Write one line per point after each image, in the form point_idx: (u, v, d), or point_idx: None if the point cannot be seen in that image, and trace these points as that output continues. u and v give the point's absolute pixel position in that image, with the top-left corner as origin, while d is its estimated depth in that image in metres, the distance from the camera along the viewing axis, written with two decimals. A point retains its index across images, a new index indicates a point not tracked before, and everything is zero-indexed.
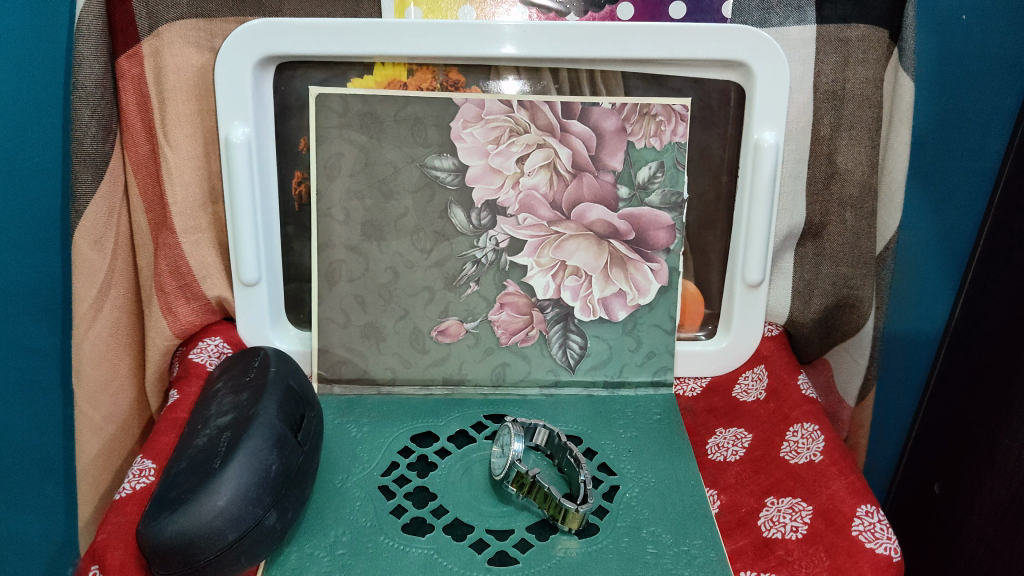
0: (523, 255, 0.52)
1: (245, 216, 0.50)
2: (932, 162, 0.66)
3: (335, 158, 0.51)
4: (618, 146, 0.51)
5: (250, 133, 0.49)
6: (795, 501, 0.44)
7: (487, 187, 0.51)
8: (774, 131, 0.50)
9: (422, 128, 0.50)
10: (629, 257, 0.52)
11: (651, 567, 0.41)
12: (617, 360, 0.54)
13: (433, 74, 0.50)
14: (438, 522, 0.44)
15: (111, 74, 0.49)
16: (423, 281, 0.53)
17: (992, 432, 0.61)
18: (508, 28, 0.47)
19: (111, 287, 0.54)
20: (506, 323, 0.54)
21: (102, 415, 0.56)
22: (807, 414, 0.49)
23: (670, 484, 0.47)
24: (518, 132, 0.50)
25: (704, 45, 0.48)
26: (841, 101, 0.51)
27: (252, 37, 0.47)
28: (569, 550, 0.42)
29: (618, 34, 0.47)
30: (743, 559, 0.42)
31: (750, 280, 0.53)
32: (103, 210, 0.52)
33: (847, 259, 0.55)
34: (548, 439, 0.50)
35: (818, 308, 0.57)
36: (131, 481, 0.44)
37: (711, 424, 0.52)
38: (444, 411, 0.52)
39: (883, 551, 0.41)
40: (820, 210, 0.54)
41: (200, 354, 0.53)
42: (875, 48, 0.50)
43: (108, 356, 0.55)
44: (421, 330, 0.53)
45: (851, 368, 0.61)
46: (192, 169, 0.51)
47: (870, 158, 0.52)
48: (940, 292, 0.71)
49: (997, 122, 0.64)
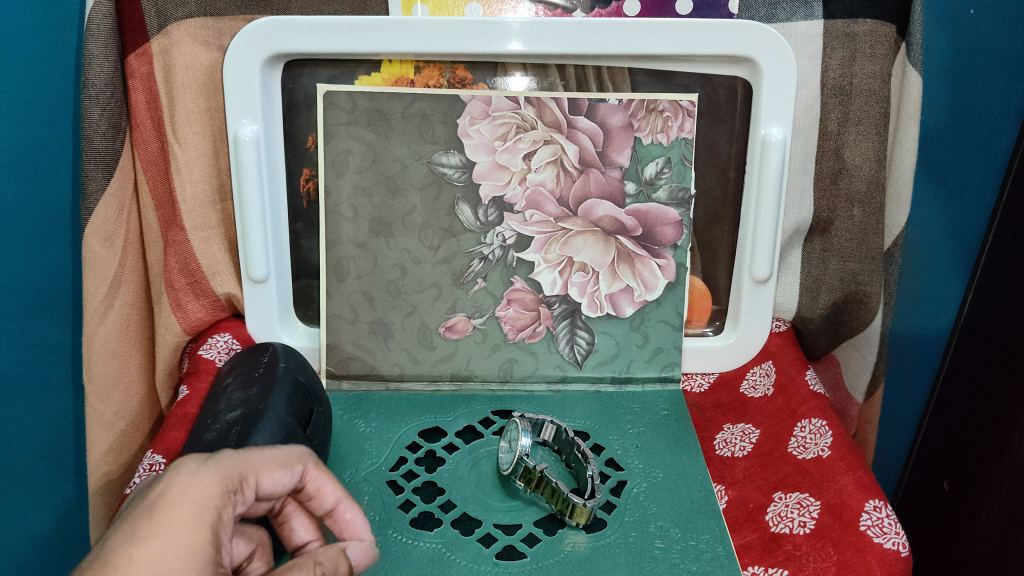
0: (530, 252, 0.52)
1: (254, 212, 0.51)
2: (940, 158, 0.66)
3: (343, 155, 0.51)
4: (625, 142, 0.51)
5: (258, 130, 0.49)
6: (802, 496, 0.44)
7: (494, 183, 0.51)
8: (781, 126, 0.50)
9: (429, 124, 0.50)
10: (637, 253, 0.52)
11: (659, 562, 0.41)
12: (625, 356, 0.55)
13: (440, 72, 0.50)
14: (446, 516, 0.44)
15: (121, 72, 0.50)
16: (432, 277, 0.53)
17: (999, 429, 0.62)
18: (515, 25, 0.47)
19: (122, 283, 0.54)
20: (514, 319, 0.54)
21: (112, 411, 0.56)
22: (815, 409, 0.50)
23: (678, 479, 0.47)
24: (524, 129, 0.50)
25: (711, 41, 0.48)
26: (848, 97, 0.51)
27: (261, 36, 0.47)
28: (577, 544, 0.42)
29: (625, 30, 0.47)
30: (750, 554, 0.42)
31: (758, 276, 0.53)
32: (113, 207, 0.52)
33: (855, 254, 0.54)
34: (556, 434, 0.50)
35: (825, 304, 0.56)
36: (142, 475, 0.45)
37: (718, 420, 0.52)
38: (451, 407, 0.52)
39: (891, 546, 0.41)
40: (828, 205, 0.53)
41: (209, 351, 0.54)
42: (882, 43, 0.49)
43: (119, 353, 0.55)
44: (429, 326, 0.54)
45: (859, 363, 0.61)
46: (202, 167, 0.52)
47: (877, 153, 0.52)
48: (948, 289, 0.70)
49: (1004, 118, 0.64)
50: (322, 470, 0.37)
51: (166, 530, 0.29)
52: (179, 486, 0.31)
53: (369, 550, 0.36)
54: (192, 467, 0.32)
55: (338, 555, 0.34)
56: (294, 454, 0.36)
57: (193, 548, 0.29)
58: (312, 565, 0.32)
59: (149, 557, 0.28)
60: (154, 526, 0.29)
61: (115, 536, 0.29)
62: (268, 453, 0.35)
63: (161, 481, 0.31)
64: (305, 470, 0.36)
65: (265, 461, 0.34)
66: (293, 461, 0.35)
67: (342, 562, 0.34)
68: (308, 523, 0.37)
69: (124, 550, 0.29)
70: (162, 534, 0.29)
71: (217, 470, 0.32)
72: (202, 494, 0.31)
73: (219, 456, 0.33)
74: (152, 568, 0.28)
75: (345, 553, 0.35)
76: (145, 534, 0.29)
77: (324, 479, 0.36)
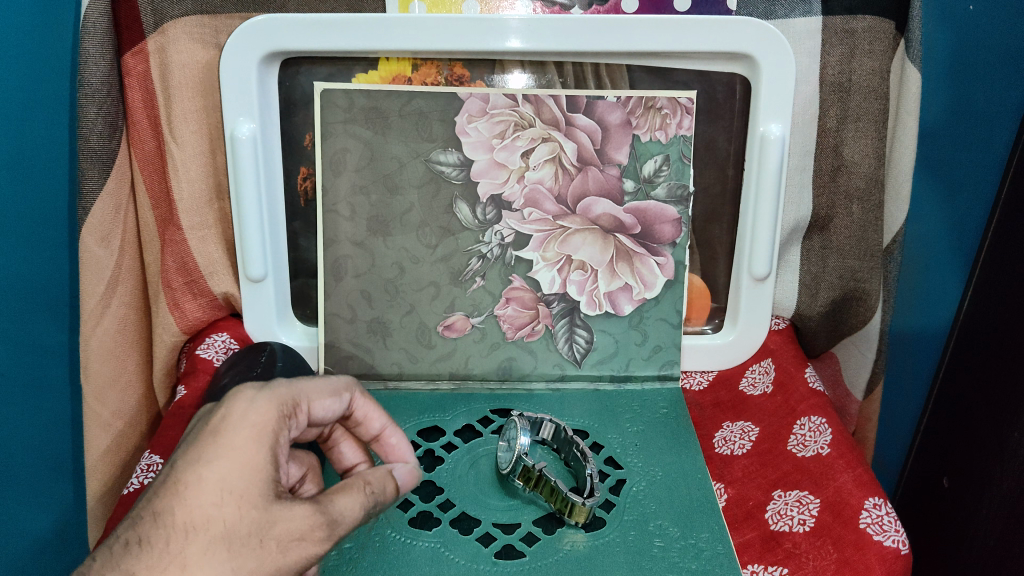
0: (528, 250, 0.52)
1: (251, 211, 0.50)
2: (939, 154, 0.66)
3: (340, 153, 0.51)
4: (623, 140, 0.50)
5: (255, 129, 0.49)
6: (802, 494, 0.44)
7: (491, 182, 0.51)
8: (780, 123, 0.49)
9: (427, 122, 0.50)
10: (635, 250, 0.52)
11: (658, 560, 0.41)
12: (624, 354, 0.54)
13: (437, 69, 0.50)
14: (445, 516, 0.44)
15: (117, 71, 0.50)
16: (429, 276, 0.53)
17: (1000, 426, 0.61)
18: (513, 22, 0.47)
19: (119, 283, 0.54)
20: (512, 318, 0.54)
21: (110, 411, 0.56)
22: (814, 407, 0.50)
23: (677, 477, 0.46)
24: (522, 126, 0.50)
25: (709, 37, 0.47)
26: (847, 93, 0.50)
27: (257, 34, 0.47)
28: (576, 543, 0.42)
29: (623, 27, 0.47)
30: (749, 552, 0.42)
31: (757, 273, 0.53)
32: (109, 205, 0.52)
33: (854, 252, 0.54)
34: (555, 433, 0.49)
35: (825, 301, 0.56)
36: (140, 475, 0.45)
37: (718, 418, 0.52)
38: (450, 406, 0.52)
39: (890, 543, 0.41)
40: (827, 202, 0.53)
41: (207, 350, 0.54)
42: (881, 39, 0.49)
43: (116, 353, 0.55)
44: (427, 325, 0.53)
45: (859, 361, 0.61)
46: (198, 166, 0.51)
47: (876, 150, 0.52)
48: (948, 286, 0.70)
49: (1004, 114, 0.64)
50: (367, 398, 0.40)
51: (229, 452, 0.32)
52: (238, 412, 0.33)
53: (413, 472, 0.39)
54: (250, 394, 0.34)
55: (383, 477, 0.36)
56: (342, 382, 0.39)
57: (254, 468, 0.32)
58: (361, 485, 0.35)
59: (215, 477, 0.31)
60: (218, 449, 0.32)
61: (183, 457, 0.32)
62: (317, 381, 0.37)
63: (222, 406, 0.33)
64: (352, 398, 0.39)
65: (317, 388, 0.37)
66: (341, 389, 0.38)
67: (389, 483, 0.36)
68: (355, 448, 0.42)
69: (192, 469, 0.31)
70: (224, 460, 0.32)
71: (273, 396, 0.34)
72: (260, 420, 0.33)
73: (273, 384, 0.35)
74: (219, 486, 0.31)
75: (393, 475, 0.37)
76: (211, 456, 0.32)
77: (369, 406, 0.40)
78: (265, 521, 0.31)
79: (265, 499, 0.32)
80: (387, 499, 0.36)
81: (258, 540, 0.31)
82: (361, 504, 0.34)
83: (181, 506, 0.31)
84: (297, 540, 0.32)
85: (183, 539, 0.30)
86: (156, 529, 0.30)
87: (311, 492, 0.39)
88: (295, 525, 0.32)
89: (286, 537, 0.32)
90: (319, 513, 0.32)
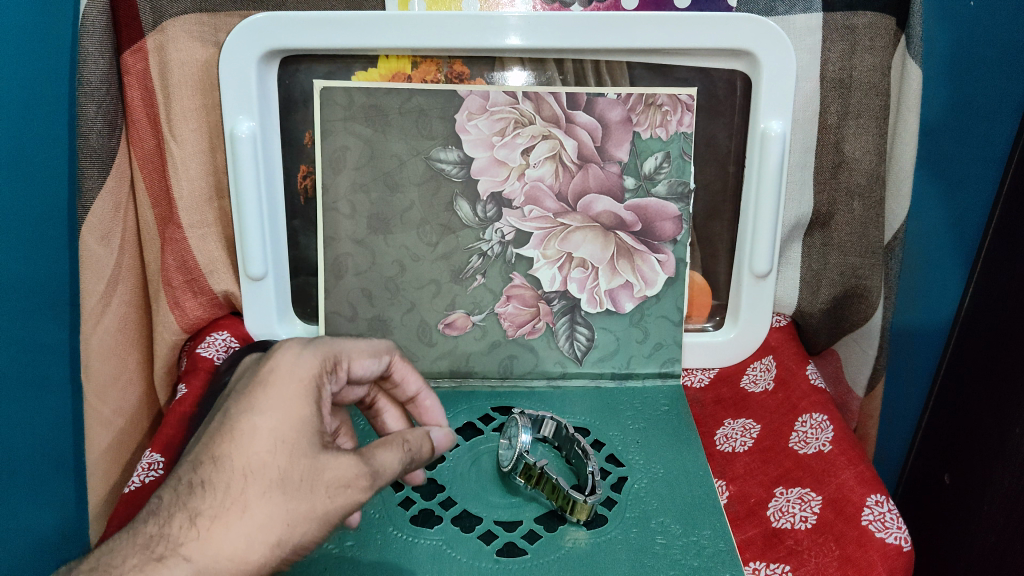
0: (529, 248, 0.52)
1: (251, 209, 0.50)
2: (939, 150, 0.66)
3: (340, 152, 0.51)
4: (624, 137, 0.50)
5: (255, 127, 0.49)
6: (804, 491, 0.44)
7: (492, 179, 0.51)
8: (781, 120, 0.49)
9: (426, 120, 0.50)
10: (636, 248, 0.52)
11: (660, 558, 0.41)
12: (625, 352, 0.54)
13: (437, 67, 0.50)
14: (446, 514, 0.44)
15: (116, 69, 0.50)
16: (430, 274, 0.53)
17: (1002, 423, 0.61)
18: (512, 20, 0.47)
19: (119, 281, 0.54)
20: (513, 316, 0.54)
21: (110, 410, 0.56)
22: (816, 404, 0.50)
23: (678, 475, 0.46)
24: (523, 124, 0.50)
25: (709, 34, 0.47)
26: (848, 90, 0.50)
27: (256, 31, 0.47)
28: (578, 541, 0.42)
29: (623, 24, 0.47)
30: (752, 549, 0.42)
31: (758, 270, 0.53)
32: (109, 204, 0.52)
33: (855, 248, 0.54)
34: (556, 431, 0.49)
35: (826, 298, 0.56)
36: (141, 474, 0.45)
37: (719, 416, 0.52)
38: (451, 403, 0.52)
39: (893, 540, 0.41)
40: (828, 198, 0.53)
41: (207, 349, 0.53)
42: (881, 36, 0.49)
43: (116, 351, 0.55)
44: (427, 323, 0.53)
45: (860, 358, 0.61)
46: (198, 164, 0.51)
47: (877, 147, 0.51)
48: (948, 283, 0.70)
49: (1004, 110, 0.63)
50: (405, 362, 0.41)
51: (277, 401, 0.33)
52: (285, 364, 0.34)
53: (449, 435, 0.39)
54: (296, 348, 0.35)
55: (422, 435, 0.36)
56: (382, 345, 0.40)
57: (301, 417, 0.33)
58: (400, 442, 0.35)
59: (268, 424, 0.32)
60: (268, 398, 0.33)
61: (235, 406, 0.33)
62: (358, 342, 0.38)
63: (268, 359, 0.34)
64: (391, 361, 0.40)
65: (358, 348, 0.38)
66: (381, 352, 0.39)
67: (426, 444, 0.37)
68: (397, 416, 0.43)
69: (245, 417, 0.32)
70: (275, 408, 0.32)
71: (316, 351, 0.35)
72: (306, 373, 0.34)
73: (316, 342, 0.36)
74: (272, 434, 0.32)
75: (430, 435, 0.37)
76: (263, 405, 0.32)
77: (407, 370, 0.41)
78: (314, 469, 0.32)
79: (313, 448, 0.32)
80: (422, 458, 0.36)
81: (309, 486, 0.32)
82: (399, 460, 0.35)
83: (237, 451, 0.31)
84: (344, 488, 0.32)
85: (241, 482, 0.31)
86: (215, 473, 0.31)
87: (347, 447, 0.41)
88: (341, 474, 0.32)
89: (333, 484, 0.32)
90: (363, 464, 0.33)
